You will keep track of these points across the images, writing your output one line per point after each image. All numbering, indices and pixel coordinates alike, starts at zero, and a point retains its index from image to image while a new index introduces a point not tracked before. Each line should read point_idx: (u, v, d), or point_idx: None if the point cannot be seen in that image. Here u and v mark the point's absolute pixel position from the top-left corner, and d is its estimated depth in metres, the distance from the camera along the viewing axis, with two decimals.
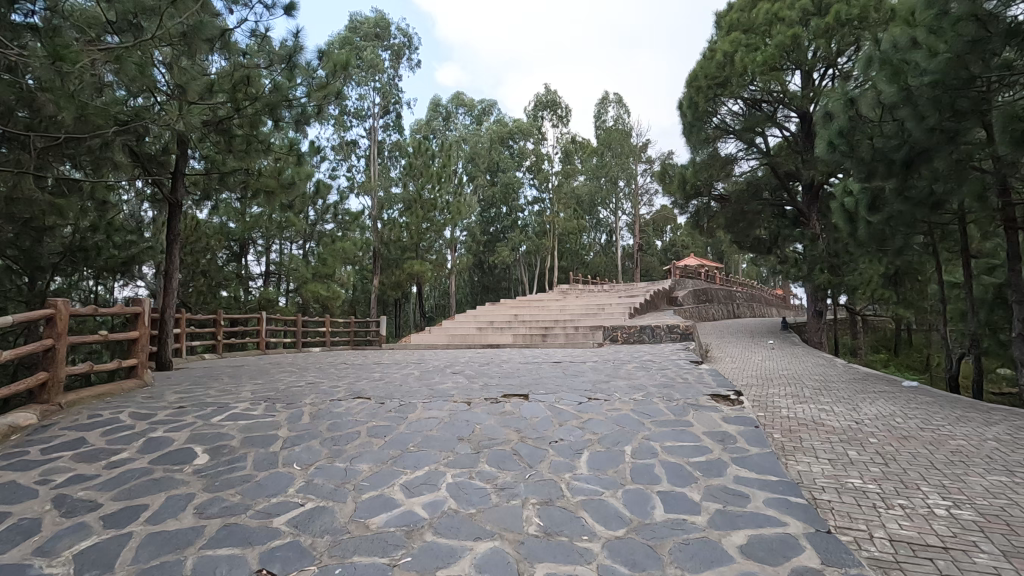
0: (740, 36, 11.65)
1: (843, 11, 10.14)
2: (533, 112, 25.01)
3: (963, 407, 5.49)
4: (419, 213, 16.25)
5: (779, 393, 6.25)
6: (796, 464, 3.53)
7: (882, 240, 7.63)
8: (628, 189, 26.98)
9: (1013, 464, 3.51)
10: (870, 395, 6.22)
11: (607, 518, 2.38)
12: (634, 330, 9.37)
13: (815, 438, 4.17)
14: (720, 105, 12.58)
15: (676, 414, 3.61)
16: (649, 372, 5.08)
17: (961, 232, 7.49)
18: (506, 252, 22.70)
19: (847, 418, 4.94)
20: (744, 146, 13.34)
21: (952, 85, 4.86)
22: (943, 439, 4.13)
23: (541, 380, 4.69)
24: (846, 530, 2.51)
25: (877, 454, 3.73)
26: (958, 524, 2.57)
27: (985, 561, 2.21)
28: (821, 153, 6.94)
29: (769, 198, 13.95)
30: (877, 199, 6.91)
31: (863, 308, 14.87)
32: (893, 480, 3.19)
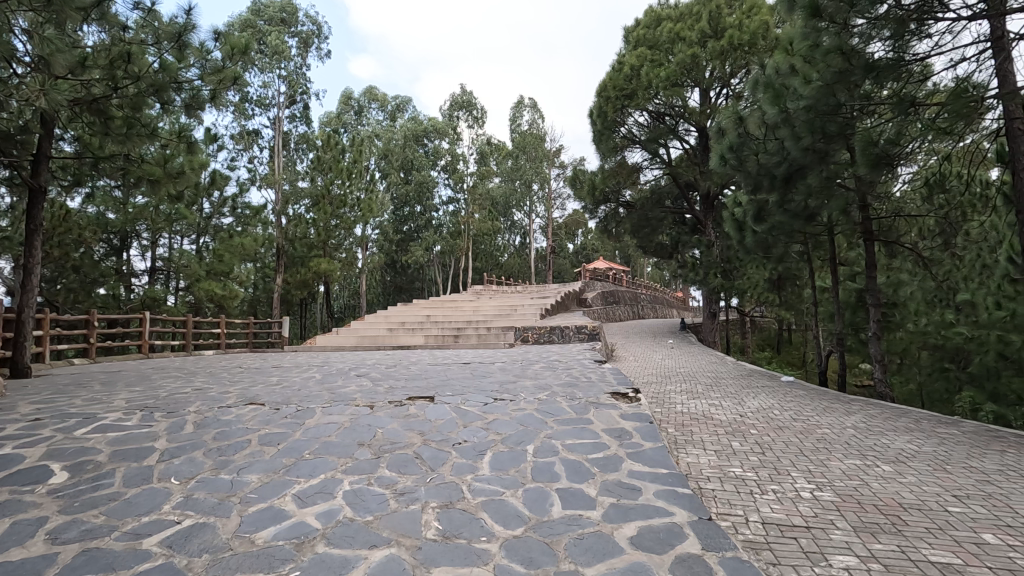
0: (646, 51, 12.36)
1: (736, 35, 10.99)
2: (449, 111, 24.88)
3: (829, 399, 6.14)
4: (328, 210, 15.58)
5: (676, 390, 6.63)
6: (686, 456, 3.77)
7: (766, 249, 8.35)
8: (542, 193, 27.59)
9: (866, 448, 3.97)
10: (753, 390, 6.77)
11: (506, 518, 2.41)
12: (544, 330, 9.58)
13: (704, 431, 4.47)
14: (627, 116, 13.23)
15: (577, 412, 3.72)
16: (555, 372, 5.21)
17: (831, 242, 8.36)
18: (420, 252, 22.38)
19: (733, 411, 5.36)
20: (648, 156, 14.10)
21: (822, 110, 5.42)
22: (811, 428, 4.59)
23: (448, 382, 4.66)
24: (726, 516, 2.71)
25: (756, 444, 4.07)
26: (819, 505, 2.86)
27: (840, 537, 2.47)
28: (714, 166, 7.52)
29: (671, 206, 14.83)
30: (762, 211, 7.57)
31: (751, 309, 16.18)
32: (768, 467, 3.50)
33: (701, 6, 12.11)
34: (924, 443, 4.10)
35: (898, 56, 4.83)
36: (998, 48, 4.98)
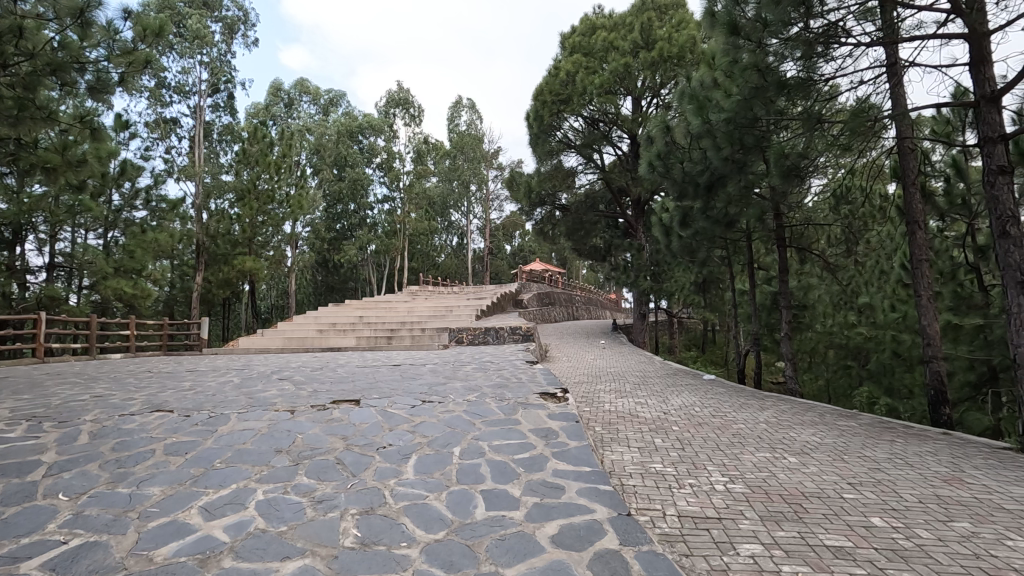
0: (582, 59, 12.66)
1: (665, 48, 11.43)
2: (384, 108, 24.37)
3: (746, 396, 6.49)
4: (253, 206, 14.80)
5: (605, 390, 6.79)
6: (610, 454, 3.87)
7: (691, 253, 8.73)
8: (479, 193, 27.59)
9: (775, 442, 4.22)
10: (678, 388, 7.05)
11: (427, 522, 2.37)
12: (478, 332, 9.55)
13: (629, 429, 4.62)
14: (563, 121, 13.48)
15: (505, 413, 3.73)
16: (486, 374, 5.19)
17: (749, 248, 8.86)
18: (353, 251, 21.76)
19: (657, 409, 5.57)
20: (583, 161, 14.41)
21: (740, 123, 5.75)
22: (728, 424, 4.84)
23: (376, 385, 4.53)
24: (645, 511, 2.80)
25: (677, 440, 4.24)
26: (730, 497, 3.01)
27: (748, 526, 2.61)
28: (643, 173, 7.78)
29: (604, 210, 15.22)
30: (687, 217, 7.93)
31: (679, 310, 16.85)
32: (686, 462, 3.65)
33: (633, 18, 12.56)
34: (825, 435, 4.43)
35: (807, 76, 5.17)
36: (890, 71, 5.47)
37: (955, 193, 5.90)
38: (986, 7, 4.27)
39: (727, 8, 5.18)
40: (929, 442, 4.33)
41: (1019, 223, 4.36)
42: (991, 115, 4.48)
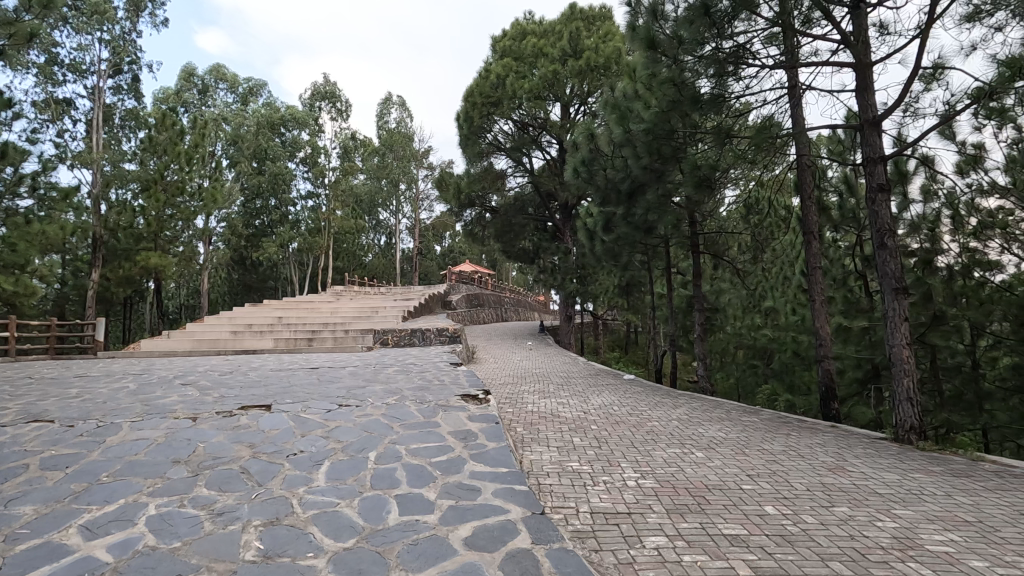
0: (512, 62, 12.77)
1: (592, 57, 11.78)
2: (309, 101, 23.45)
3: (661, 395, 6.80)
4: (160, 198, 13.69)
5: (529, 391, 6.88)
6: (530, 454, 3.93)
7: (614, 256, 9.05)
8: (409, 193, 27.15)
9: (685, 438, 4.46)
10: (599, 388, 7.27)
11: (337, 530, 2.30)
12: (404, 333, 9.39)
13: (549, 429, 4.71)
14: (493, 123, 13.55)
15: (425, 416, 3.69)
16: (409, 376, 5.12)
17: (667, 253, 9.29)
18: (273, 249, 20.73)
19: (577, 409, 5.71)
20: (513, 163, 14.54)
21: (658, 134, 6.02)
22: (644, 422, 5.05)
23: (290, 389, 4.35)
24: (559, 509, 2.86)
25: (594, 439, 4.38)
26: (640, 492, 3.14)
27: (654, 519, 2.74)
28: (569, 178, 7.97)
29: (533, 214, 15.42)
30: (609, 222, 8.21)
31: (604, 312, 17.37)
32: (602, 460, 3.77)
33: (562, 26, 12.85)
34: (730, 430, 4.73)
35: (719, 93, 5.50)
36: (790, 93, 5.93)
37: (847, 207, 6.53)
38: (868, 39, 4.75)
39: (647, 23, 5.34)
40: (818, 434, 4.74)
41: (895, 236, 4.87)
42: (873, 138, 4.98)
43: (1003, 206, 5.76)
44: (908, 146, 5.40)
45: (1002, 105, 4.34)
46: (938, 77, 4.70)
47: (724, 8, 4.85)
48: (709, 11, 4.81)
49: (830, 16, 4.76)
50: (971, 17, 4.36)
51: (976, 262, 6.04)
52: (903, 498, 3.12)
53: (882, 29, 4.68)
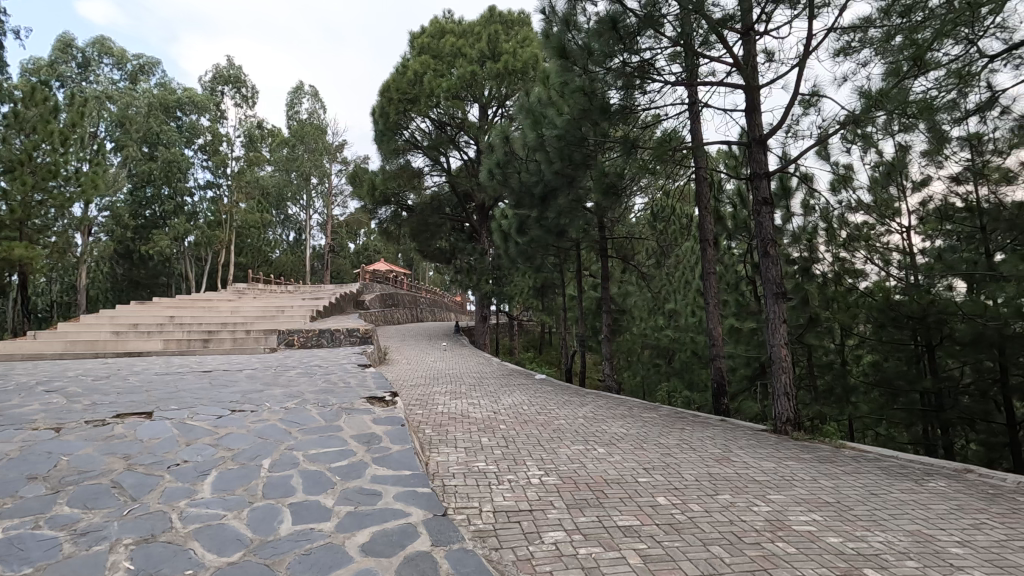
0: (429, 60, 12.63)
1: (510, 61, 11.98)
2: (210, 84, 21.85)
3: (569, 394, 7.00)
4: (26, 181, 12.07)
5: (441, 392, 6.84)
6: (437, 455, 3.91)
7: (528, 258, 9.23)
8: (321, 187, 26.06)
9: (589, 435, 4.62)
10: (510, 388, 7.36)
11: (222, 544, 2.16)
12: (312, 334, 8.99)
13: (458, 430, 4.71)
14: (410, 120, 13.31)
15: (327, 420, 3.56)
16: (312, 378, 4.91)
17: (578, 256, 9.60)
18: (166, 242, 19.07)
19: (488, 409, 5.75)
20: (430, 162, 14.38)
21: (570, 141, 6.21)
22: (551, 420, 5.18)
23: (176, 394, 4.02)
24: (462, 509, 2.87)
25: (501, 438, 4.43)
26: (543, 489, 3.23)
27: (555, 515, 2.81)
28: (484, 180, 8.01)
29: (450, 214, 15.35)
30: (523, 225, 8.36)
31: (519, 313, 17.64)
32: (507, 459, 3.83)
33: (481, 28, 12.93)
34: (630, 426, 4.98)
35: (626, 104, 5.78)
36: (690, 110, 6.34)
37: (740, 217, 7.11)
38: (757, 65, 5.18)
39: (560, 32, 5.41)
40: (709, 428, 5.10)
41: (777, 245, 5.34)
42: (759, 155, 5.45)
43: (867, 221, 6.50)
44: (789, 164, 5.96)
45: (864, 132, 4.91)
46: (814, 103, 5.22)
47: (632, 24, 5.10)
48: (617, 26, 5.03)
49: (724, 40, 5.14)
50: (843, 51, 4.88)
51: (845, 270, 6.76)
52: (777, 484, 3.43)
53: (769, 56, 5.13)
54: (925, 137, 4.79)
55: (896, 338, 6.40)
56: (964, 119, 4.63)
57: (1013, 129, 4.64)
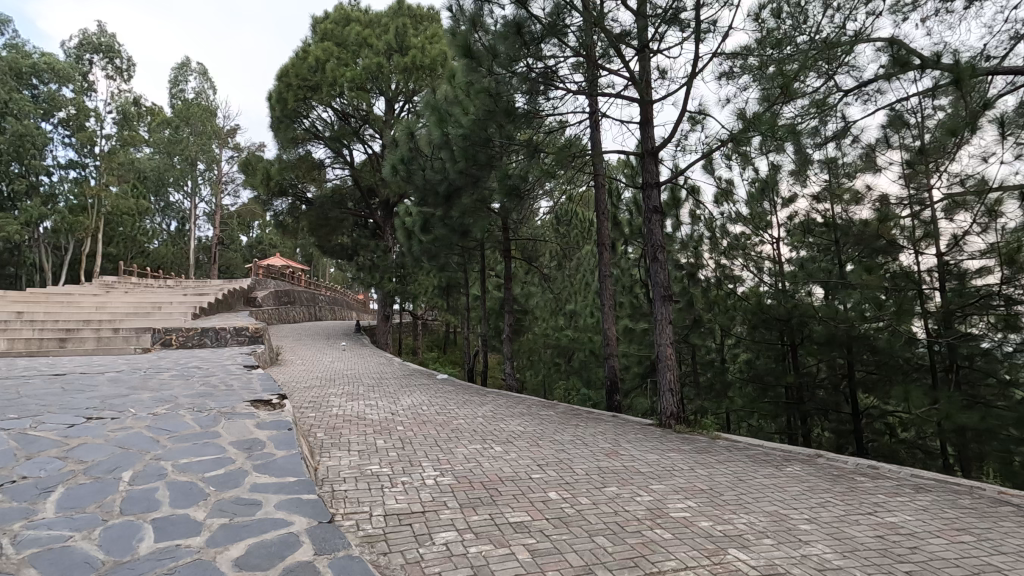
0: (332, 47, 12.08)
1: (418, 57, 11.83)
2: (75, 51, 19.38)
3: (470, 393, 7.02)
4: None
5: (337, 393, 6.57)
6: (328, 459, 3.75)
7: (432, 257, 9.14)
8: (209, 174, 24.07)
9: (487, 433, 4.66)
10: (410, 389, 7.23)
11: (66, 568, 1.92)
12: (193, 333, 8.25)
13: (352, 432, 4.55)
14: (310, 109, 12.68)
15: (203, 425, 3.28)
16: (190, 380, 4.52)
17: (483, 257, 9.66)
18: (14, 227, 16.58)
19: (386, 410, 5.61)
20: (331, 154, 13.78)
21: (474, 141, 6.23)
22: (450, 420, 5.16)
23: (17, 401, 3.50)
24: (351, 514, 2.77)
25: (397, 440, 4.34)
26: (437, 489, 3.20)
27: (448, 515, 2.80)
28: (386, 175, 7.82)
29: (352, 209, 14.83)
30: (427, 223, 8.28)
31: (423, 312, 17.39)
32: (402, 461, 3.76)
33: (389, 20, 12.63)
34: (528, 425, 5.07)
35: (531, 109, 5.89)
36: (590, 118, 6.60)
37: (634, 224, 7.54)
38: (651, 81, 5.50)
39: (466, 31, 5.40)
40: (601, 423, 5.33)
41: (665, 251, 5.70)
42: (651, 166, 5.80)
43: (744, 232, 7.17)
44: (678, 176, 6.40)
45: (742, 151, 5.38)
46: (700, 121, 5.64)
47: (536, 31, 5.20)
48: (521, 31, 5.12)
49: (622, 55, 5.39)
50: (726, 75, 5.31)
51: (725, 276, 7.37)
52: (659, 474, 3.66)
53: (662, 74, 5.46)
54: (791, 158, 5.35)
55: (766, 338, 7.09)
56: (822, 144, 5.23)
57: (860, 156, 5.33)
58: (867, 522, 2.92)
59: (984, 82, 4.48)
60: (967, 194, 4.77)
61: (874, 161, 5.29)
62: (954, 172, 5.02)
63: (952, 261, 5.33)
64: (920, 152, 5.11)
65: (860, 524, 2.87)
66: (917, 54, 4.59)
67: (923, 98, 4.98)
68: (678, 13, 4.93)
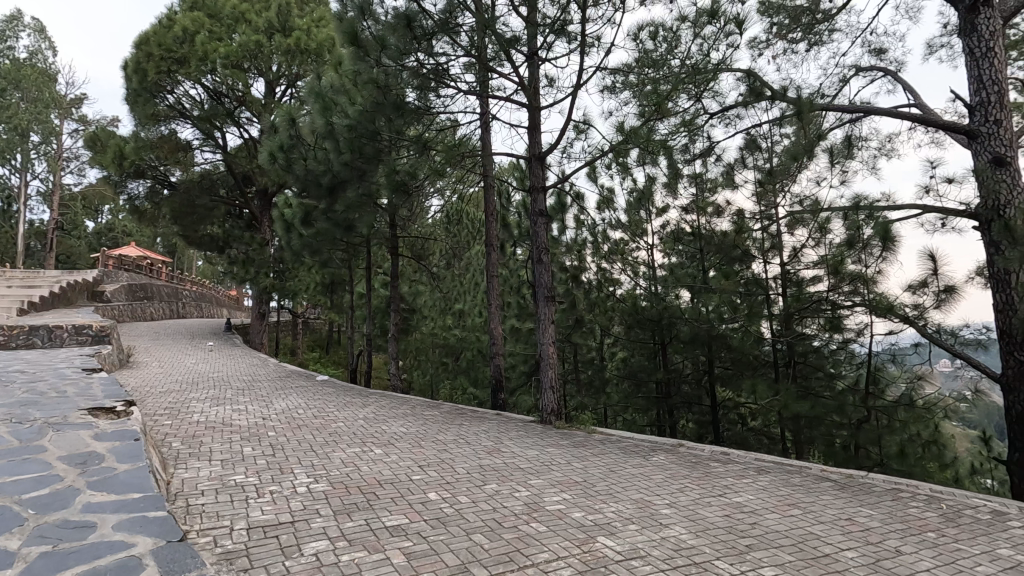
0: (204, 19, 11.00)
1: (303, 39, 11.16)
2: None
3: (352, 395, 6.74)
4: None
5: (199, 398, 5.98)
6: (183, 471, 3.39)
7: (313, 252, 8.65)
8: (45, 148, 20.79)
9: (367, 436, 4.50)
10: (285, 392, 6.78)
11: None
12: (18, 331, 7.00)
13: (215, 440, 4.17)
14: (176, 84, 11.43)
15: (23, 440, 2.82)
16: (9, 387, 3.86)
17: (369, 254, 9.32)
18: None
19: (256, 415, 5.21)
20: (201, 135, 12.54)
21: (361, 132, 6.00)
22: (328, 424, 4.92)
23: None
24: (209, 530, 2.53)
25: (267, 446, 4.05)
26: (309, 497, 3.03)
27: (319, 524, 2.66)
28: (263, 162, 7.27)
29: (224, 197, 13.59)
30: (308, 216, 7.84)
31: (303, 310, 16.43)
32: (271, 469, 3.51)
33: None
34: (411, 425, 4.98)
35: (422, 105, 5.79)
36: (481, 119, 6.65)
37: (522, 226, 7.72)
38: (539, 88, 5.66)
39: (354, 17, 5.18)
40: (485, 422, 5.38)
41: (549, 253, 5.89)
42: (538, 170, 5.98)
43: (623, 238, 7.64)
44: (564, 181, 6.66)
45: (621, 161, 5.71)
46: (584, 131, 5.92)
47: (428, 26, 5.12)
48: (412, 25, 5.01)
49: (512, 60, 5.49)
50: (609, 89, 5.62)
51: (605, 280, 7.83)
52: (537, 469, 3.78)
53: (549, 82, 5.65)
54: (664, 171, 5.79)
55: (640, 337, 7.60)
56: (691, 160, 5.73)
57: (722, 173, 5.91)
58: (717, 503, 3.24)
59: (819, 116, 5.18)
60: (804, 213, 5.48)
61: (732, 179, 5.90)
62: (795, 193, 5.75)
63: (792, 270, 6.08)
64: (769, 174, 5.79)
65: (712, 506, 3.18)
66: (768, 86, 5.19)
67: (773, 126, 5.65)
68: (566, 25, 5.13)
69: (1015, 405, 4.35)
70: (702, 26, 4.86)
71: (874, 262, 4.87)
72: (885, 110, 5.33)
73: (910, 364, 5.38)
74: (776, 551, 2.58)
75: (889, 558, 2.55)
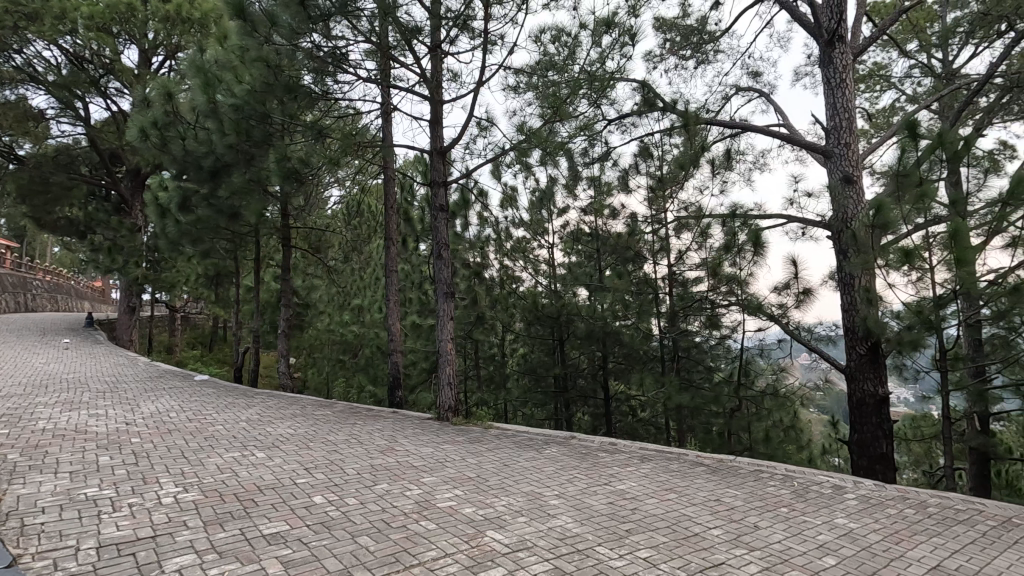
0: None
1: (185, 7, 10.10)
2: None
3: (235, 396, 6.26)
4: None
5: (47, 402, 5.24)
6: (20, 487, 2.95)
7: (193, 240, 7.91)
8: None
9: (249, 439, 4.21)
10: (156, 393, 6.15)
11: None
12: None
13: (64, 450, 3.67)
14: (26, 42, 9.95)
15: None
16: None
17: (258, 245, 8.70)
18: None
19: (118, 420, 4.67)
20: (58, 104, 11.02)
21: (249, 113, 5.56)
22: (204, 427, 4.53)
23: None
24: (48, 552, 2.23)
25: (129, 455, 3.65)
26: (175, 508, 2.77)
27: (185, 537, 2.43)
28: (132, 138, 6.51)
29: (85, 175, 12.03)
30: (187, 201, 7.15)
31: (181, 304, 14.99)
32: (132, 479, 3.17)
33: None
34: (300, 427, 4.72)
35: (319, 90, 5.49)
36: (382, 109, 6.44)
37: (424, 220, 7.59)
38: (443, 81, 5.59)
39: None
40: (381, 421, 5.23)
41: (450, 248, 5.84)
42: (439, 165, 5.90)
43: (525, 236, 7.77)
44: (467, 177, 6.63)
45: (523, 160, 5.79)
46: (488, 128, 5.93)
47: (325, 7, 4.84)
48: (306, 4, 4.65)
49: (415, 51, 5.36)
50: (513, 88, 5.68)
51: (507, 277, 7.92)
52: (431, 467, 3.74)
53: (453, 77, 5.60)
54: (564, 172, 5.96)
55: (540, 333, 7.78)
56: (589, 163, 5.94)
57: (617, 177, 6.20)
58: (602, 492, 3.40)
59: (703, 129, 5.59)
60: (689, 219, 5.90)
61: (627, 183, 6.21)
62: (682, 199, 6.17)
63: (678, 271, 6.53)
64: (660, 180, 6.16)
65: (598, 494, 3.33)
66: (660, 98, 5.52)
67: (663, 135, 6.02)
68: (469, 20, 5.11)
69: (856, 391, 4.98)
70: (601, 35, 5.05)
71: (747, 264, 5.35)
72: (759, 128, 5.87)
73: (775, 358, 5.99)
74: (652, 533, 2.75)
75: (748, 533, 2.82)
